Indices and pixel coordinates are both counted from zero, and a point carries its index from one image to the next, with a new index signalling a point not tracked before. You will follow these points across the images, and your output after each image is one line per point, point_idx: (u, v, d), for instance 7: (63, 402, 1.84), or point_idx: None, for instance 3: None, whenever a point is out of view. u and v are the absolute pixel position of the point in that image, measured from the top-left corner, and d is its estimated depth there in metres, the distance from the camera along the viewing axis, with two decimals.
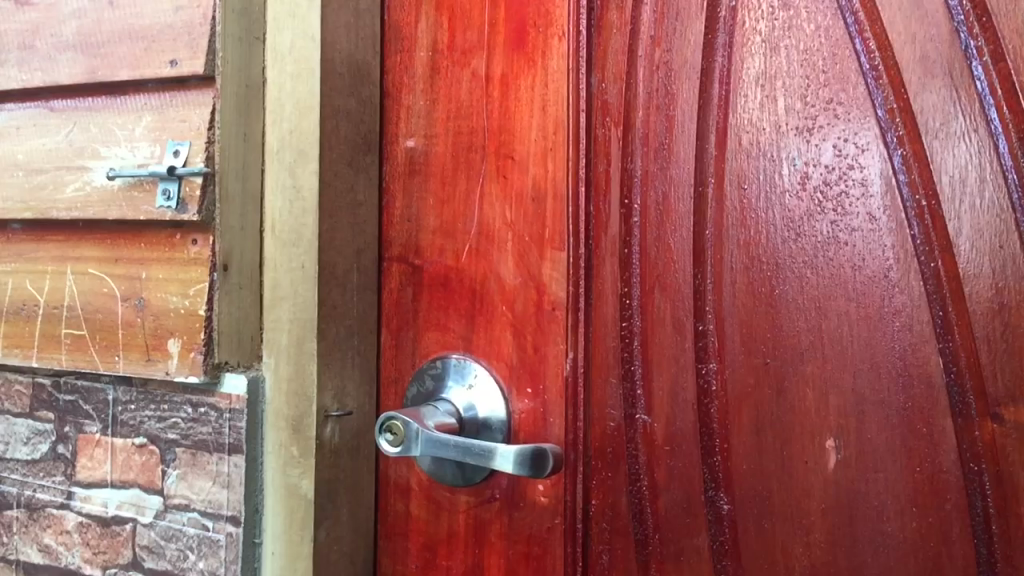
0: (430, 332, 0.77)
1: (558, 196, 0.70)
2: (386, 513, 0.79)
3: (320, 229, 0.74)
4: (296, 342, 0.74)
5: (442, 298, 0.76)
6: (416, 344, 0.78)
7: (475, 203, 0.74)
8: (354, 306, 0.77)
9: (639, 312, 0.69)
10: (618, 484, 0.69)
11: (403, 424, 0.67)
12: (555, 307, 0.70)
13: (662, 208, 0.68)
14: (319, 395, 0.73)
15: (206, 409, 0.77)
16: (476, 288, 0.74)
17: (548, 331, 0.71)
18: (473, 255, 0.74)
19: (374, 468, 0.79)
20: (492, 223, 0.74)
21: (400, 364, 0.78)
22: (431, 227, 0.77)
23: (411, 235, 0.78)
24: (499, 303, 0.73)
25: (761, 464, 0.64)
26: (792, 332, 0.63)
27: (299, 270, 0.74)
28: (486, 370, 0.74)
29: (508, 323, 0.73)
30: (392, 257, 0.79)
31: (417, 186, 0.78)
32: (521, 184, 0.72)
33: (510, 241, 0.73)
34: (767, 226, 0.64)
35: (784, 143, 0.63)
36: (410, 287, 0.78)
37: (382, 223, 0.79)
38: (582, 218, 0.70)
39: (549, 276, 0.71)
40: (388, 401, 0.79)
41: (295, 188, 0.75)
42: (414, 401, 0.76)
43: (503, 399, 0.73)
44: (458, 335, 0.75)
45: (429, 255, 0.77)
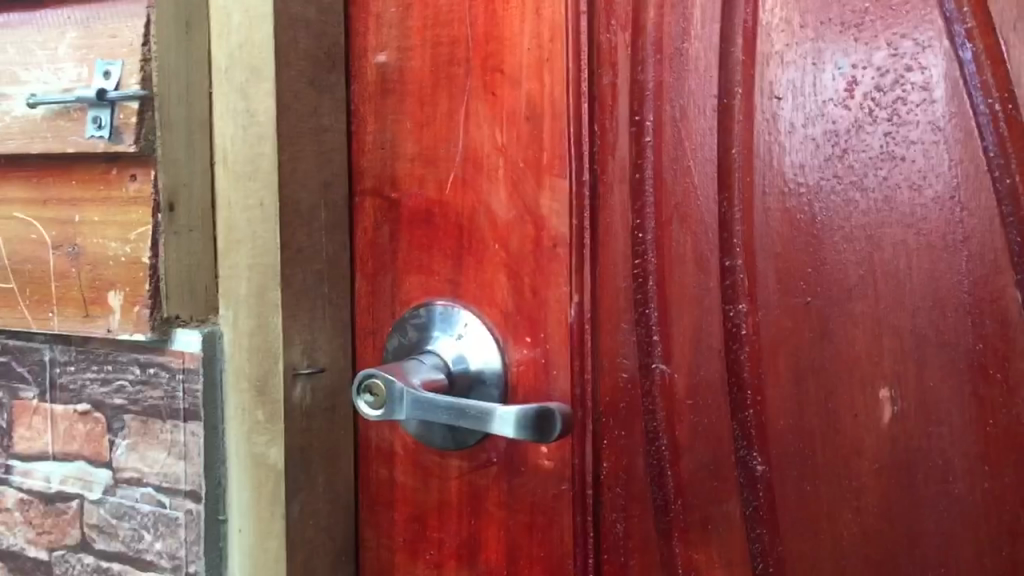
0: (411, 276, 0.67)
1: (557, 115, 0.61)
2: (366, 482, 0.70)
3: (280, 159, 0.63)
4: (256, 291, 0.65)
5: (423, 236, 0.66)
6: (396, 291, 0.68)
7: (460, 125, 0.64)
8: (322, 248, 0.67)
9: (654, 247, 0.60)
10: (633, 445, 0.61)
11: (384, 384, 0.59)
12: (557, 243, 0.61)
13: (679, 125, 0.58)
14: (286, 351, 0.64)
15: (155, 369, 0.67)
16: (464, 224, 0.65)
17: (550, 271, 0.62)
18: (459, 186, 0.65)
19: (353, 431, 0.69)
20: (480, 147, 0.64)
21: (378, 312, 0.69)
22: (409, 154, 0.67)
23: (385, 165, 0.68)
24: (491, 241, 0.64)
25: (801, 418, 0.56)
26: (839, 265, 0.54)
27: (257, 208, 0.64)
28: (477, 317, 0.64)
29: (501, 263, 0.63)
30: (365, 191, 0.69)
31: (390, 107, 0.67)
32: (513, 102, 0.62)
33: (502, 168, 0.63)
34: (806, 142, 0.55)
35: (827, 43, 0.53)
36: (386, 224, 0.68)
37: (352, 151, 0.69)
38: (586, 138, 0.60)
39: (548, 208, 0.61)
40: (365, 356, 0.69)
41: (248, 112, 0.64)
42: (396, 355, 0.67)
43: (497, 349, 0.64)
44: (444, 278, 0.66)
45: (408, 187, 0.67)
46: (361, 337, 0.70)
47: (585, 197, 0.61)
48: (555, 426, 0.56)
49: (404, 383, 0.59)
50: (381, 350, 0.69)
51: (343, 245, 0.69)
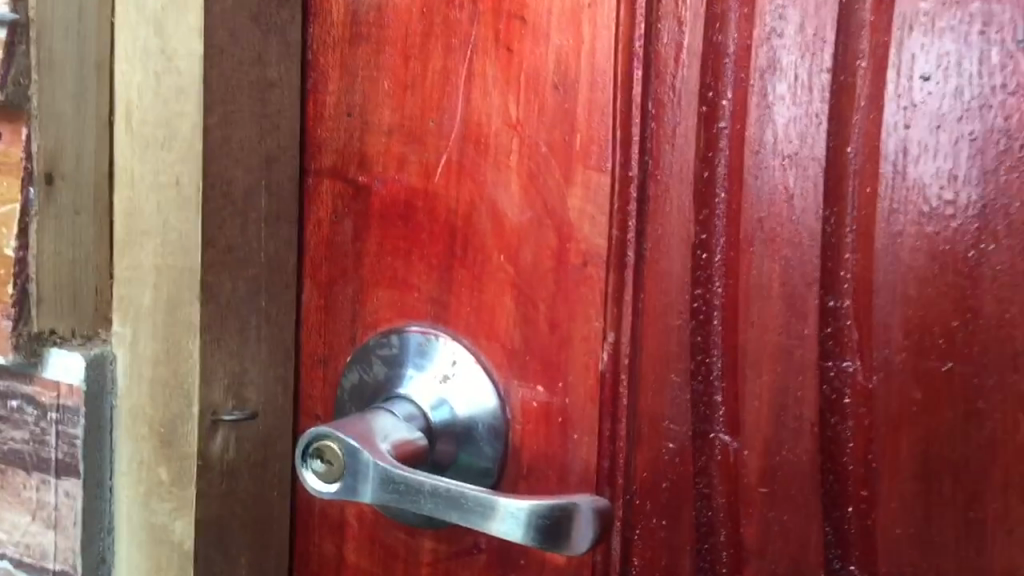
0: (380, 289, 0.50)
1: (597, 85, 0.44)
2: (304, 557, 0.53)
3: (207, 122, 0.45)
4: (165, 304, 0.47)
5: (400, 238, 0.49)
6: (359, 309, 0.51)
7: (458, 89, 0.47)
8: (260, 246, 0.49)
9: (724, 273, 0.43)
10: (677, 543, 0.45)
11: (343, 451, 0.42)
12: (588, 259, 0.45)
13: (772, 108, 0.42)
14: (203, 389, 0.46)
15: (18, 403, 0.49)
16: (457, 226, 0.48)
17: (576, 299, 0.45)
18: (453, 173, 0.47)
19: (290, 490, 0.52)
20: (485, 122, 0.46)
21: (332, 335, 0.51)
22: (385, 125, 0.49)
23: (351, 138, 0.50)
24: (494, 251, 0.47)
25: (928, 526, 0.40)
26: (999, 320, 0.38)
27: (172, 187, 0.46)
28: (469, 351, 0.47)
29: (508, 282, 0.46)
30: (321, 170, 0.51)
31: (363, 61, 0.50)
32: (535, 61, 0.45)
33: (514, 153, 0.46)
34: (960, 145, 0.39)
35: (1005, 4, 0.37)
36: (349, 218, 0.50)
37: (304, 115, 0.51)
38: (637, 119, 0.44)
39: (578, 212, 0.45)
40: (312, 392, 0.52)
41: (165, 54, 0.46)
42: (355, 397, 0.50)
43: (493, 394, 0.47)
44: (425, 297, 0.49)
45: (381, 170, 0.49)
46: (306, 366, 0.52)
47: (629, 199, 0.44)
48: (573, 539, 0.39)
49: (373, 450, 0.42)
50: (333, 386, 0.51)
51: (289, 243, 0.51)
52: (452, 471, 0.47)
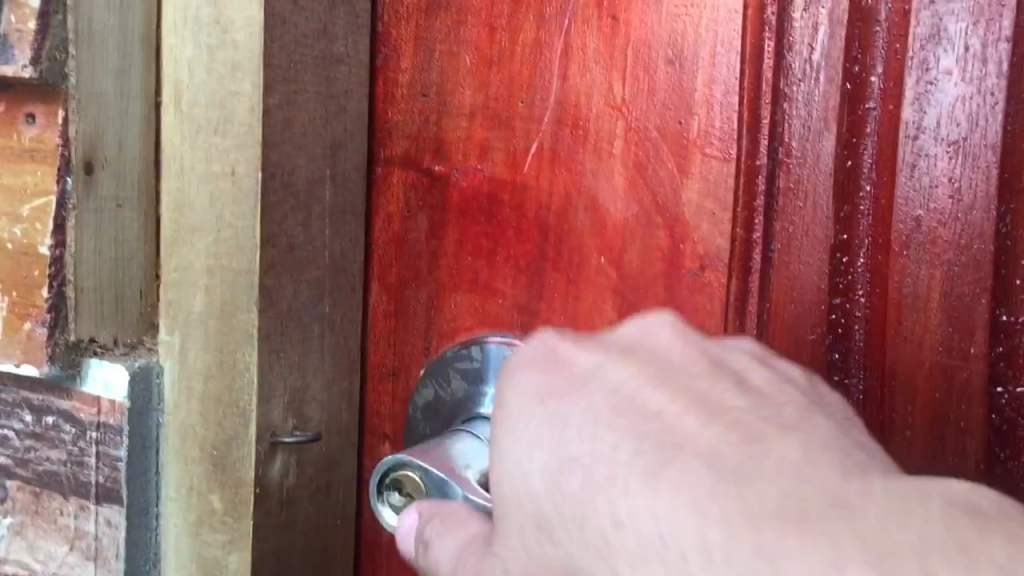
0: (458, 294, 0.44)
1: (718, 56, 0.37)
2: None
3: (267, 104, 0.40)
4: (220, 311, 0.41)
5: (482, 237, 0.43)
6: (433, 316, 0.45)
7: (553, 65, 0.41)
8: (324, 243, 0.43)
9: (870, 280, 0.37)
10: None
11: (422, 480, 0.37)
12: (706, 263, 0.38)
13: (935, 86, 0.35)
14: (261, 408, 0.41)
15: (55, 420, 0.44)
16: (548, 223, 0.41)
17: (690, 309, 0.39)
18: (545, 162, 0.41)
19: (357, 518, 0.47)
20: (582, 103, 0.40)
21: (403, 343, 0.46)
22: (466, 106, 0.43)
23: (427, 121, 0.44)
24: (592, 251, 0.41)
25: None
26: None
27: (227, 177, 0.41)
28: None
29: (608, 287, 0.40)
30: (392, 159, 0.45)
31: (440, 34, 0.44)
32: (644, 31, 0.39)
33: (618, 140, 0.40)
34: None
35: None
36: (424, 214, 0.45)
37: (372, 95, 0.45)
38: (766, 100, 0.37)
39: (693, 207, 0.38)
40: (380, 409, 0.46)
41: (219, 25, 0.40)
42: (430, 415, 0.44)
43: None
44: (510, 304, 0.43)
45: (461, 158, 0.43)
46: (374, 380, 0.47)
47: (756, 193, 0.38)
48: None
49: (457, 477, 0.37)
50: (405, 403, 0.46)
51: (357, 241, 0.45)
52: None
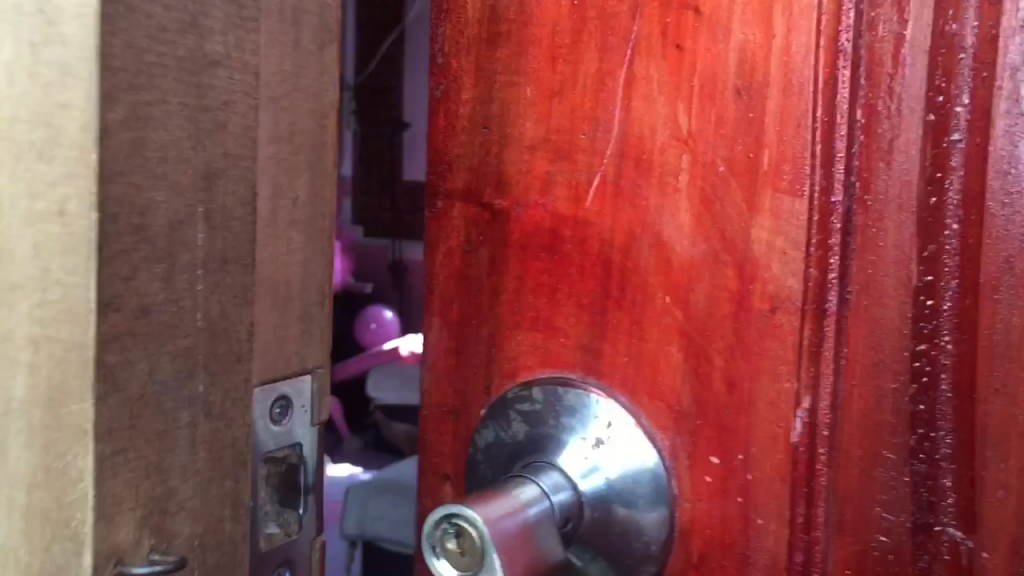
0: (522, 332, 0.43)
1: (793, 87, 0.35)
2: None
3: (106, 119, 0.31)
4: (37, 410, 0.33)
5: (545, 273, 0.42)
6: (495, 354, 0.44)
7: (618, 96, 0.39)
8: (201, 301, 0.36)
9: (953, 326, 0.36)
10: None
11: (476, 538, 0.34)
12: (777, 304, 0.36)
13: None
14: (100, 539, 0.33)
15: None
16: (613, 262, 0.40)
17: (761, 354, 0.36)
18: (610, 199, 0.39)
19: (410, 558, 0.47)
20: (647, 136, 0.38)
21: (463, 381, 0.45)
22: (529, 139, 0.41)
23: (487, 155, 0.43)
24: (657, 291, 0.39)
25: None
26: None
27: (51, 219, 0.32)
28: (624, 406, 0.39)
29: (673, 328, 0.38)
30: (452, 192, 0.44)
31: (502, 64, 0.42)
32: (712, 60, 0.37)
33: (687, 173, 0.37)
34: None
35: None
36: (485, 248, 0.43)
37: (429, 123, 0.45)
38: (842, 134, 0.35)
39: (762, 246, 0.36)
40: (440, 449, 0.46)
41: (43, 11, 0.32)
42: (491, 458, 0.42)
43: (652, 461, 0.39)
44: (573, 344, 0.41)
45: (523, 192, 0.42)
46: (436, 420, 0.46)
47: (830, 231, 0.36)
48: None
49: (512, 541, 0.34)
50: (466, 445, 0.45)
51: (244, 295, 0.38)
52: (600, 563, 0.39)
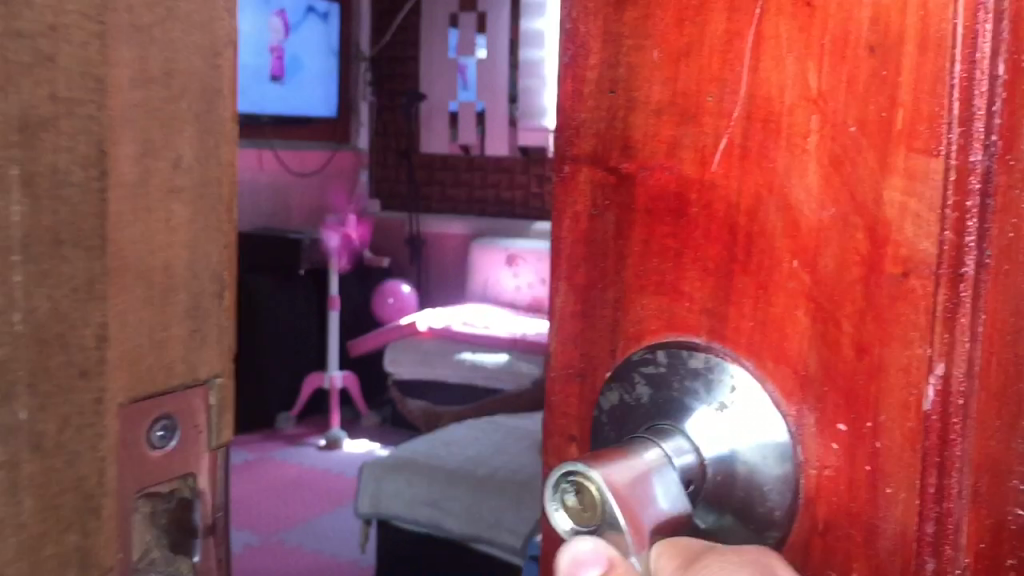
0: (649, 294, 0.51)
1: (932, 56, 0.41)
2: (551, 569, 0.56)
3: None
4: None
5: (671, 235, 0.50)
6: (621, 317, 0.52)
7: (751, 70, 0.46)
8: (27, 291, 0.53)
9: None
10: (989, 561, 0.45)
11: (596, 492, 0.43)
12: (910, 268, 0.42)
13: None
14: None
15: None
16: (746, 229, 0.47)
17: (895, 317, 0.43)
18: (737, 162, 0.47)
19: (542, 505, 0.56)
20: (775, 103, 0.45)
21: (591, 336, 0.54)
22: (654, 103, 0.50)
23: (618, 128, 0.51)
24: (784, 255, 0.46)
25: None
26: None
27: None
28: (746, 369, 0.47)
29: (802, 291, 0.45)
30: (580, 158, 0.53)
31: (640, 39, 0.50)
32: (847, 23, 0.43)
33: (823, 137, 0.44)
34: None
35: None
36: (611, 212, 0.52)
37: (568, 96, 0.53)
38: (977, 91, 0.41)
39: (893, 205, 0.43)
40: (568, 411, 0.55)
41: None
42: (614, 421, 0.51)
43: (781, 422, 0.46)
44: (699, 307, 0.49)
45: (651, 158, 0.50)
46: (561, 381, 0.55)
47: (966, 193, 0.42)
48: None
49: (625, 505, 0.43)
50: (592, 404, 0.54)
51: (86, 290, 0.56)
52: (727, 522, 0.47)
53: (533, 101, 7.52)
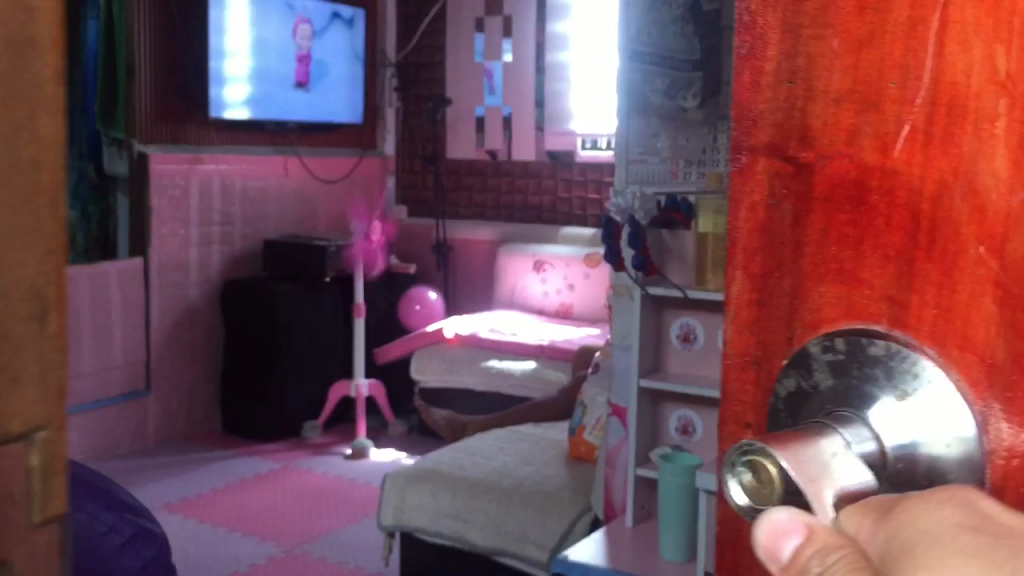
0: (828, 285, 0.52)
1: None
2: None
3: None
4: None
5: (849, 227, 0.51)
6: (800, 303, 0.54)
7: (933, 46, 0.47)
8: None
9: None
10: None
11: (769, 467, 0.47)
12: None
13: None
14: None
15: None
16: (927, 216, 0.48)
17: None
18: (916, 148, 0.48)
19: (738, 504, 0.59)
20: (959, 84, 0.46)
21: (766, 329, 0.56)
22: (832, 91, 0.51)
23: (794, 117, 0.53)
24: (966, 244, 0.47)
25: None
26: None
27: None
28: (936, 363, 0.48)
29: (993, 279, 0.46)
30: (755, 150, 0.55)
31: (813, 26, 0.52)
32: None
33: (1013, 120, 0.44)
34: None
35: None
36: (788, 202, 0.54)
37: (750, 81, 0.55)
38: None
39: None
40: (743, 399, 0.58)
41: None
42: (791, 403, 0.54)
43: (971, 417, 0.47)
44: (880, 300, 0.50)
45: (827, 147, 0.52)
46: (738, 361, 0.58)
47: None
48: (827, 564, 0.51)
49: (807, 477, 0.47)
50: (769, 393, 0.56)
51: None
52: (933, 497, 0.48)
53: (560, 108, 8.11)
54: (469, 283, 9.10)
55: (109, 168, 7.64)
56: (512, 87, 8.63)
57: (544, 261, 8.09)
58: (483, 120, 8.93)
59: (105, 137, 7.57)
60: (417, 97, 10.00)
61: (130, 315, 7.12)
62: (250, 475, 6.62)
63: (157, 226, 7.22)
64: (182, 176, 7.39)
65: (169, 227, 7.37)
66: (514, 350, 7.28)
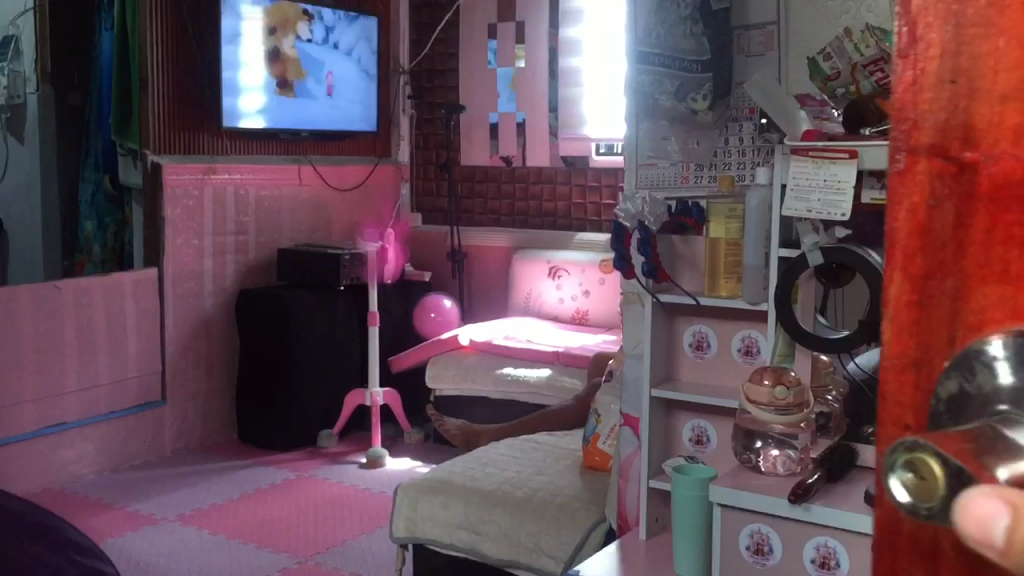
0: (993, 287, 0.58)
1: None
2: (893, 520, 0.64)
3: None
4: None
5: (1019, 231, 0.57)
6: (960, 304, 0.60)
7: None
8: None
9: None
10: None
11: (944, 466, 0.50)
12: None
13: None
14: None
15: None
16: None
17: None
18: None
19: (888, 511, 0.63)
20: None
21: (927, 335, 0.62)
22: (999, 111, 0.58)
23: (958, 129, 0.60)
24: None
25: None
26: None
27: None
28: None
29: None
30: (916, 163, 0.62)
31: (975, 54, 0.59)
32: None
33: None
34: None
35: None
36: (953, 209, 0.60)
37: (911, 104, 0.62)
38: None
39: None
40: (904, 402, 0.64)
41: None
42: (955, 405, 0.59)
43: None
44: None
45: (995, 161, 0.58)
46: (897, 370, 0.64)
47: None
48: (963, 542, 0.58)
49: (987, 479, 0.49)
50: (930, 392, 0.62)
51: None
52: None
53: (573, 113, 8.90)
54: (485, 286, 10.13)
55: (127, 180, 8.34)
56: (525, 95, 9.52)
57: (561, 267, 8.95)
58: (497, 126, 9.74)
59: (125, 148, 8.19)
60: (433, 105, 10.77)
61: (145, 327, 7.92)
62: (268, 486, 7.37)
63: (171, 236, 7.99)
64: (195, 187, 8.17)
65: (184, 239, 8.18)
66: (530, 357, 7.95)
